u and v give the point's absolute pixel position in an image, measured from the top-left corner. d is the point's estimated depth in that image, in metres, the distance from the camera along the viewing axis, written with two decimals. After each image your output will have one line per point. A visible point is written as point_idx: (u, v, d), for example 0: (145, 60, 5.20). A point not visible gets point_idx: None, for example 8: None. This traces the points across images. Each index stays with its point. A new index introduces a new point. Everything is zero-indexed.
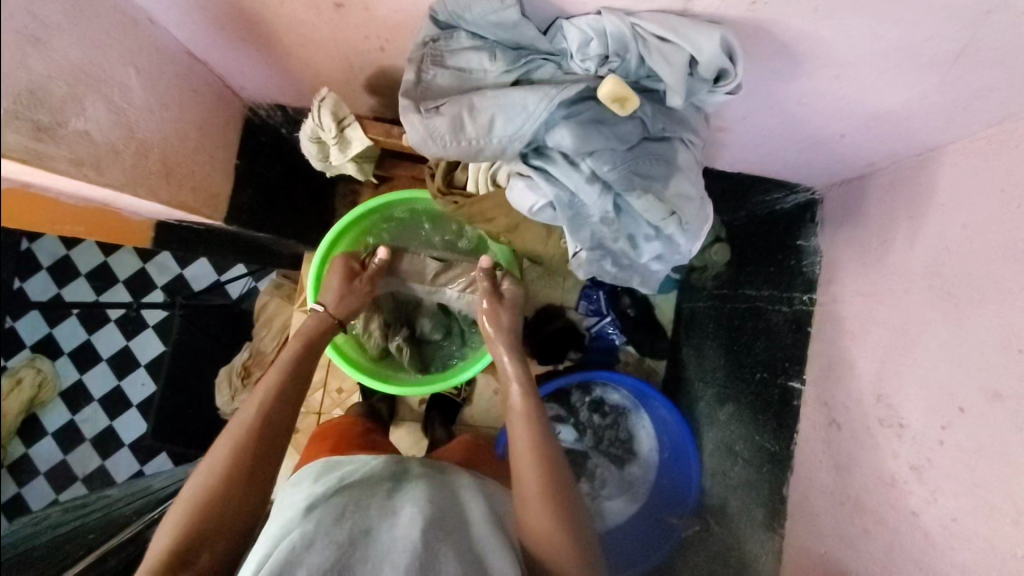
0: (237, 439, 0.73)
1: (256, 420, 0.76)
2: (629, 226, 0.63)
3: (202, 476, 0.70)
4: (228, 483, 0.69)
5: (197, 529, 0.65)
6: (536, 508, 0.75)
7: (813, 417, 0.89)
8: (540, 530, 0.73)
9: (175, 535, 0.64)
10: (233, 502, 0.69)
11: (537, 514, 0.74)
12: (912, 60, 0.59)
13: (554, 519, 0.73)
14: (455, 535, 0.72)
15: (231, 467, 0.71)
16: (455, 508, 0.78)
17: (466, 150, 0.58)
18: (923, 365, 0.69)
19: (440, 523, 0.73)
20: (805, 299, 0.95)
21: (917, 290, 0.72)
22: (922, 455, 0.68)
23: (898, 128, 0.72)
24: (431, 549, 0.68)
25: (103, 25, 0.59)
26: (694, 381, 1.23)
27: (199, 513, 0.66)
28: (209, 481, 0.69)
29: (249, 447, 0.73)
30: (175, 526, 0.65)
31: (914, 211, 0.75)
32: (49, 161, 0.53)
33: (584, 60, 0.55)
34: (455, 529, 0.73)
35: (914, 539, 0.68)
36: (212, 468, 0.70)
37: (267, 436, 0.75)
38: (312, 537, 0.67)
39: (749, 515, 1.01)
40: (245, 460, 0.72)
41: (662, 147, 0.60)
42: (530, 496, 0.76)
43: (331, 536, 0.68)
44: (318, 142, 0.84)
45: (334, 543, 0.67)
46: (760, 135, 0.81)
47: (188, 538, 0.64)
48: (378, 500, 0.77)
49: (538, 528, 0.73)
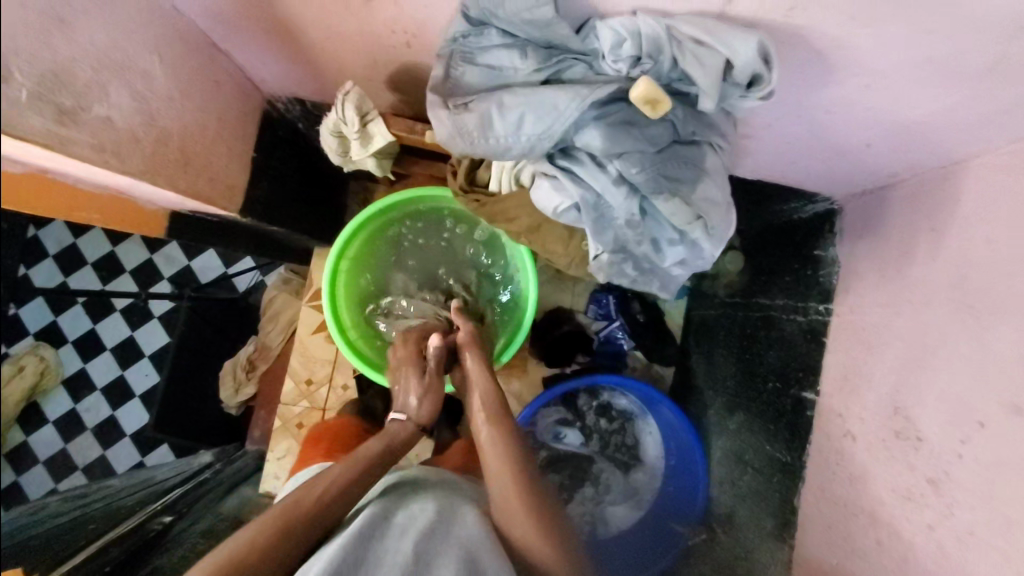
0: (289, 517, 0.69)
1: (312, 499, 0.71)
2: (654, 229, 0.63)
3: (238, 545, 0.65)
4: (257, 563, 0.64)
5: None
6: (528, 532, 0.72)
7: (827, 427, 0.88)
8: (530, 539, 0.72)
9: None
10: (264, 572, 0.64)
11: (526, 532, 0.72)
12: (944, 71, 0.58)
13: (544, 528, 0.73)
14: (453, 542, 0.68)
15: (270, 542, 0.66)
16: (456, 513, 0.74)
17: (493, 148, 0.57)
18: (943, 379, 0.68)
19: (438, 532, 0.68)
20: (821, 309, 0.94)
21: (938, 303, 0.71)
22: (940, 469, 0.67)
23: (924, 140, 0.71)
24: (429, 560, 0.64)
25: (128, 9, 0.59)
26: (703, 388, 1.22)
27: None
28: (245, 553, 0.64)
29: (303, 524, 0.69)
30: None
31: (938, 224, 0.74)
32: (70, 145, 0.52)
33: (616, 61, 0.54)
34: (453, 535, 0.69)
35: (930, 554, 0.67)
36: (251, 536, 0.66)
37: (324, 513, 0.71)
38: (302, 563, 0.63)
39: (758, 525, 1.00)
40: (291, 537, 0.67)
41: (691, 152, 0.60)
42: (514, 514, 0.73)
43: (322, 553, 0.64)
44: (340, 136, 0.83)
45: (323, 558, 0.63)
46: (783, 142, 0.80)
47: None
48: (374, 507, 0.73)
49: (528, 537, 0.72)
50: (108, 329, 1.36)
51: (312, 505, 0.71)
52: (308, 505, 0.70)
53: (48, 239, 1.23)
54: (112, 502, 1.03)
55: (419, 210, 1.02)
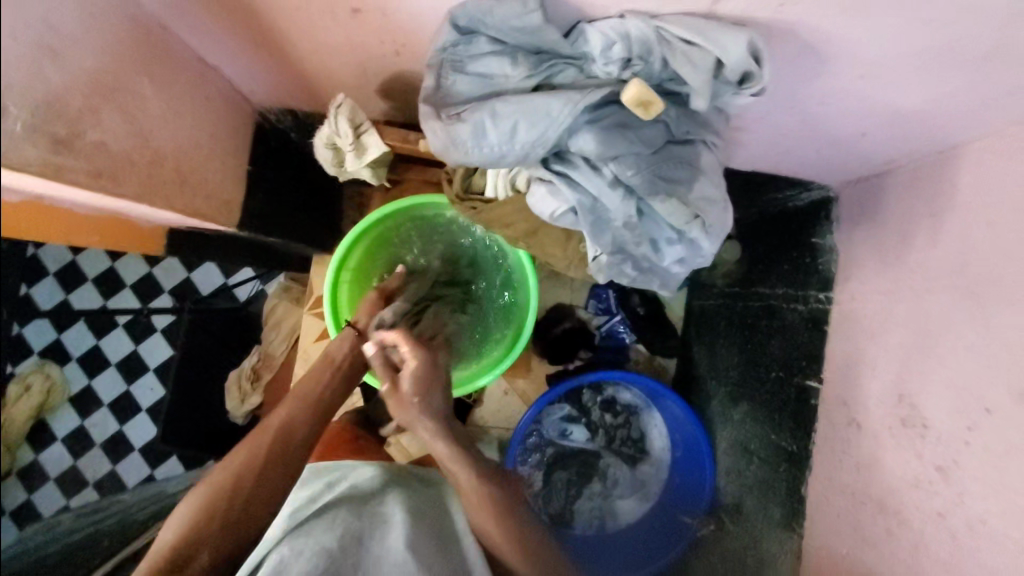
0: (258, 450, 0.78)
1: (279, 428, 0.81)
2: (651, 229, 0.63)
3: (220, 474, 0.76)
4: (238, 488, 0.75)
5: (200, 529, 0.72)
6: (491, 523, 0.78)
7: (832, 416, 0.89)
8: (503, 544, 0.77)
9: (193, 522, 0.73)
10: (247, 495, 0.75)
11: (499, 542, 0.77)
12: (938, 60, 0.58)
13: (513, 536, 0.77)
14: (442, 550, 0.76)
15: (246, 469, 0.76)
16: (445, 519, 0.83)
17: (488, 156, 0.57)
18: (947, 365, 0.69)
19: (428, 536, 0.76)
20: (821, 297, 0.94)
21: (940, 289, 0.71)
22: (948, 456, 0.67)
23: (919, 127, 0.71)
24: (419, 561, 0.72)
25: (118, 33, 0.58)
26: (706, 379, 1.22)
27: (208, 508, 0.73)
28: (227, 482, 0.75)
29: (273, 450, 0.79)
30: (184, 519, 0.73)
31: (935, 209, 0.74)
32: (67, 174, 0.52)
33: (606, 64, 0.54)
34: (442, 541, 0.78)
35: (941, 541, 0.67)
36: (229, 464, 0.76)
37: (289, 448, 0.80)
38: (301, 547, 0.71)
39: (765, 514, 1.01)
40: (263, 463, 0.77)
41: (686, 151, 0.60)
42: (487, 525, 0.78)
43: (321, 543, 0.72)
44: (334, 148, 0.83)
45: (324, 550, 0.71)
46: (777, 134, 0.80)
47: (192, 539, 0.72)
48: (370, 507, 0.80)
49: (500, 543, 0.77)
50: (112, 344, 1.47)
51: (278, 435, 0.80)
52: (277, 437, 0.80)
53: (48, 259, 1.42)
54: (126, 517, 1.03)
55: (420, 213, 1.01)
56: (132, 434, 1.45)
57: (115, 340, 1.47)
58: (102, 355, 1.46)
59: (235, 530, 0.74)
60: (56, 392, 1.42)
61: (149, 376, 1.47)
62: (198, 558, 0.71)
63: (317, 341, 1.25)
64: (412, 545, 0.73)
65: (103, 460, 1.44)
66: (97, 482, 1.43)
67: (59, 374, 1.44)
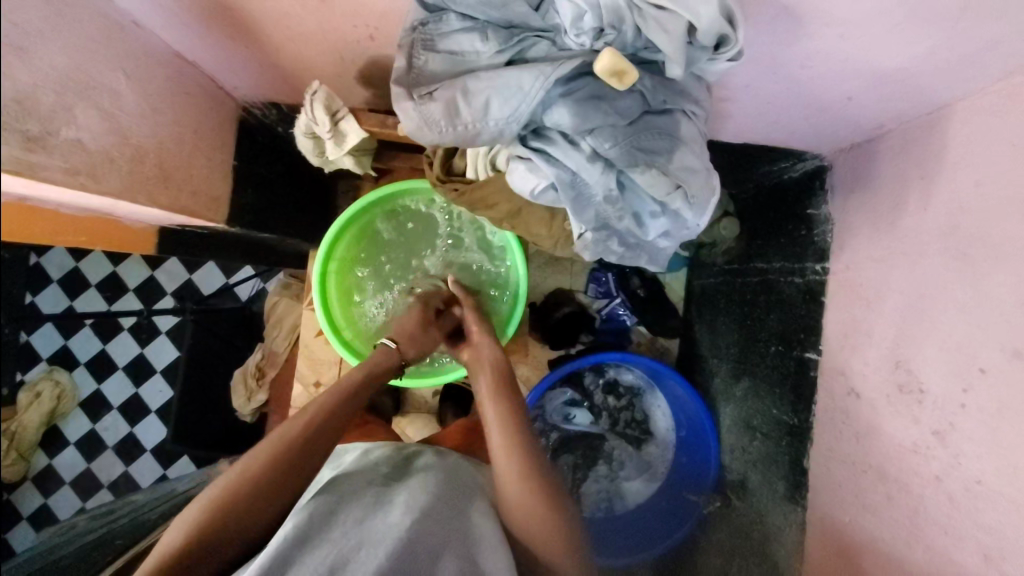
0: (278, 456, 0.73)
1: (300, 435, 0.76)
2: (633, 202, 0.62)
3: (237, 474, 0.71)
4: (253, 496, 0.70)
5: (219, 527, 0.67)
6: (508, 455, 0.77)
7: (831, 386, 0.88)
8: (517, 500, 0.74)
9: (203, 525, 0.67)
10: (261, 499, 0.71)
11: (516, 495, 0.74)
12: (918, 15, 0.57)
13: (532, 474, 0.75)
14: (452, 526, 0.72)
15: (263, 478, 0.71)
16: (456, 491, 0.80)
17: (462, 136, 0.56)
18: (942, 327, 0.67)
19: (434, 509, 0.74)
20: (818, 269, 0.93)
21: (932, 252, 0.70)
22: (944, 420, 0.67)
23: (906, 87, 0.70)
24: (425, 539, 0.68)
25: (86, 30, 0.58)
26: (708, 357, 1.21)
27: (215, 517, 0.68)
28: (246, 485, 0.70)
29: (295, 454, 0.74)
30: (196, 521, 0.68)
31: (926, 172, 0.72)
32: (42, 171, 0.53)
33: (578, 35, 0.53)
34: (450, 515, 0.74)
35: (938, 505, 0.67)
36: (250, 465, 0.72)
37: (311, 449, 0.76)
38: (306, 531, 0.68)
39: (770, 488, 1.01)
40: (285, 469, 0.73)
41: (664, 121, 0.59)
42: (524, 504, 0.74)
43: (327, 529, 0.69)
44: (314, 137, 0.84)
45: (329, 535, 0.68)
46: (764, 103, 0.79)
47: (204, 537, 0.67)
48: (375, 490, 0.77)
49: (519, 501, 0.74)
50: (120, 347, 1.48)
51: (302, 441, 0.76)
52: (301, 445, 0.75)
53: (52, 267, 1.39)
54: (138, 516, 1.02)
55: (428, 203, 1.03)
56: (143, 434, 1.48)
57: (121, 344, 1.48)
58: (110, 359, 1.48)
59: (252, 525, 0.70)
60: (66, 396, 1.42)
61: (157, 377, 1.49)
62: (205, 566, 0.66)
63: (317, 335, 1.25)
64: (416, 522, 0.70)
65: (115, 460, 1.46)
66: (109, 484, 1.45)
67: (67, 379, 1.43)
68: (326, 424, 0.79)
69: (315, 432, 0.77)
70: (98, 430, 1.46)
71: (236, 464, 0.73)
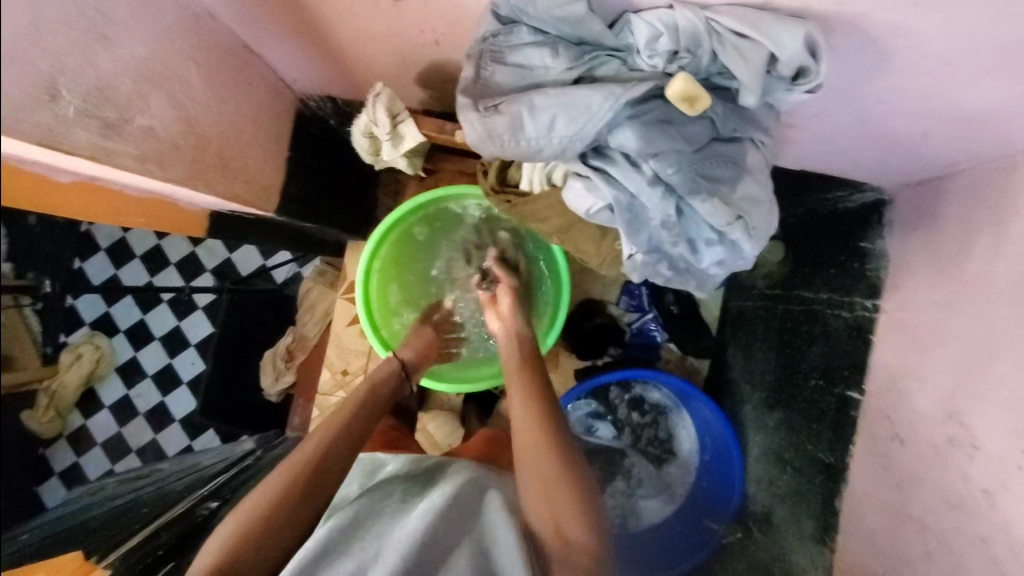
0: (292, 481, 0.73)
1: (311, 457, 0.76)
2: (690, 229, 0.61)
3: (253, 503, 0.71)
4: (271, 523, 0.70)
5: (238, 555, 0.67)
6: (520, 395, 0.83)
7: (873, 429, 0.85)
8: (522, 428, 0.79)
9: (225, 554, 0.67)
10: (278, 525, 0.70)
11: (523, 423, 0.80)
12: (1015, 58, 0.54)
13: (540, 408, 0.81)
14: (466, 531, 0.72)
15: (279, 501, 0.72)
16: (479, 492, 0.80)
17: (524, 151, 0.56)
18: (1006, 384, 0.64)
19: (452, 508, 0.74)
20: (868, 305, 0.90)
21: (1001, 303, 0.66)
22: (996, 479, 0.64)
23: (988, 129, 0.66)
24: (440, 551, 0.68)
25: (165, 20, 0.59)
26: (740, 383, 1.18)
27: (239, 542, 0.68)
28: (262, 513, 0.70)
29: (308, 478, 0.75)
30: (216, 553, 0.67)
31: (1001, 217, 0.69)
32: (116, 157, 0.54)
33: (651, 56, 0.52)
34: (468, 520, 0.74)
35: (983, 568, 0.64)
36: (263, 494, 0.72)
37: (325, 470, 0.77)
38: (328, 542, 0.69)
39: (796, 525, 0.98)
40: (297, 493, 0.73)
41: (731, 149, 0.57)
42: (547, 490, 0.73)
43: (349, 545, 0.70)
44: (371, 137, 0.84)
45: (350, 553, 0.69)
46: (829, 132, 0.76)
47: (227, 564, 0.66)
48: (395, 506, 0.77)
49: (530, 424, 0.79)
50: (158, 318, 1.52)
51: (312, 464, 0.76)
52: (310, 466, 0.76)
53: None
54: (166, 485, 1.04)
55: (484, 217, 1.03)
56: (174, 404, 1.51)
57: (160, 316, 1.52)
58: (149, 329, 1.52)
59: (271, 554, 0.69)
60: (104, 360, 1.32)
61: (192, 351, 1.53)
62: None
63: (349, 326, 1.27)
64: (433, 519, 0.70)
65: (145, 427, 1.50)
66: None
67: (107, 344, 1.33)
68: (337, 443, 0.80)
69: (325, 453, 0.78)
70: None
71: (250, 494, 0.73)
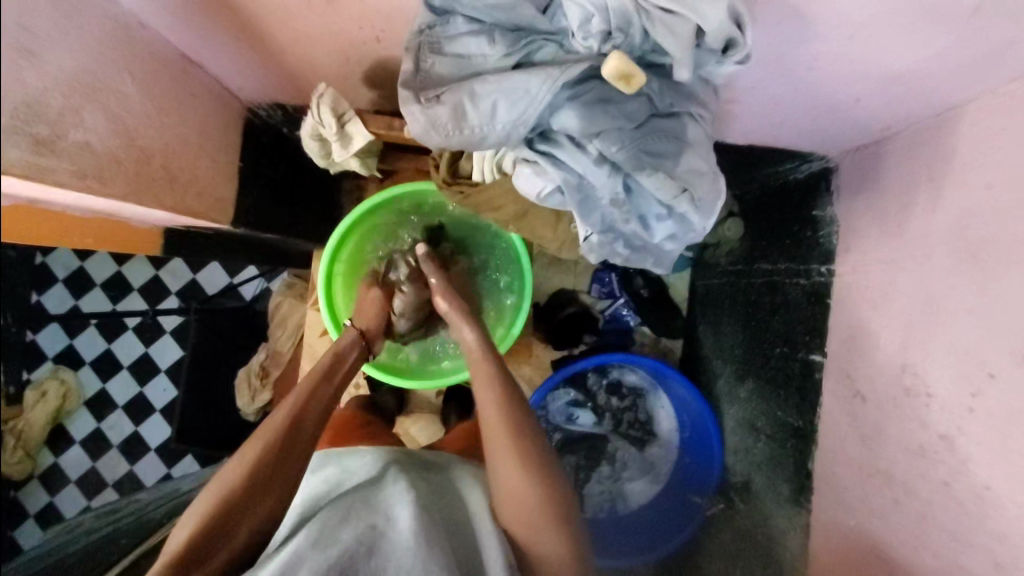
0: (271, 443, 0.74)
1: (286, 421, 0.77)
2: (640, 206, 0.62)
3: (234, 470, 0.72)
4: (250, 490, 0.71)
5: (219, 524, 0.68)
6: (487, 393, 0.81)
7: (836, 390, 0.88)
8: (490, 432, 0.78)
9: (200, 525, 0.67)
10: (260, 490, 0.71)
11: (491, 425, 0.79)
12: (927, 17, 0.57)
13: (510, 405, 0.80)
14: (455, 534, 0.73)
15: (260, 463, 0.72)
16: (463, 496, 0.81)
17: (469, 139, 0.56)
18: (951, 331, 0.67)
19: (440, 518, 0.73)
20: (823, 271, 0.92)
21: (940, 255, 0.69)
22: (952, 424, 0.66)
23: (916, 88, 0.69)
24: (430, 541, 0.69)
25: (93, 33, 0.58)
26: (712, 359, 1.21)
27: (218, 513, 0.68)
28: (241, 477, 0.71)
29: (285, 441, 0.75)
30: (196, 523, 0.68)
31: (935, 174, 0.72)
32: (51, 175, 0.53)
33: (585, 38, 0.53)
34: (454, 522, 0.75)
35: (947, 509, 0.66)
36: (241, 460, 0.72)
37: (301, 430, 0.78)
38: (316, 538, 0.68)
39: (774, 490, 1.01)
40: (276, 454, 0.74)
41: (671, 124, 0.59)
42: (523, 509, 0.73)
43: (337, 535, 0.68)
44: (320, 139, 0.84)
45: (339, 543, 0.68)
46: (770, 105, 0.79)
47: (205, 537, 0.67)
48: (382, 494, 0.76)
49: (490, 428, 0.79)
50: (124, 346, 1.48)
51: (287, 427, 0.77)
52: (287, 427, 0.77)
53: (58, 267, 1.46)
54: (143, 516, 1.01)
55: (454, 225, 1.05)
56: (148, 433, 1.48)
57: (126, 344, 1.48)
58: (115, 358, 1.48)
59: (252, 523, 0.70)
60: (70, 395, 1.44)
61: (162, 376, 1.50)
62: (218, 554, 0.67)
63: (321, 336, 1.25)
64: (424, 526, 0.69)
65: (118, 459, 1.46)
66: (114, 483, 1.46)
67: (73, 379, 1.45)
68: (310, 408, 0.80)
69: (302, 417, 0.79)
70: (102, 430, 1.46)
71: (231, 459, 0.74)
